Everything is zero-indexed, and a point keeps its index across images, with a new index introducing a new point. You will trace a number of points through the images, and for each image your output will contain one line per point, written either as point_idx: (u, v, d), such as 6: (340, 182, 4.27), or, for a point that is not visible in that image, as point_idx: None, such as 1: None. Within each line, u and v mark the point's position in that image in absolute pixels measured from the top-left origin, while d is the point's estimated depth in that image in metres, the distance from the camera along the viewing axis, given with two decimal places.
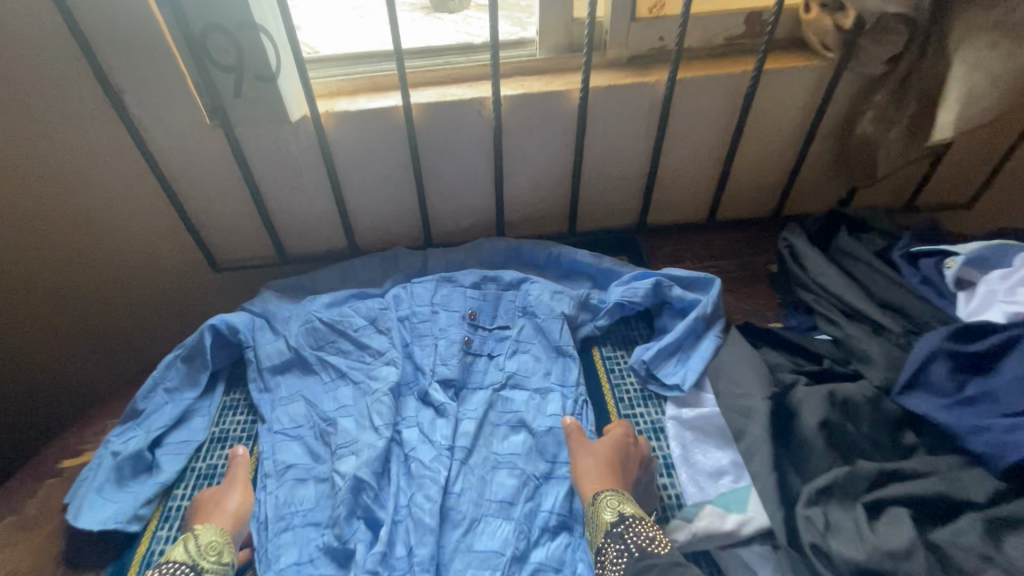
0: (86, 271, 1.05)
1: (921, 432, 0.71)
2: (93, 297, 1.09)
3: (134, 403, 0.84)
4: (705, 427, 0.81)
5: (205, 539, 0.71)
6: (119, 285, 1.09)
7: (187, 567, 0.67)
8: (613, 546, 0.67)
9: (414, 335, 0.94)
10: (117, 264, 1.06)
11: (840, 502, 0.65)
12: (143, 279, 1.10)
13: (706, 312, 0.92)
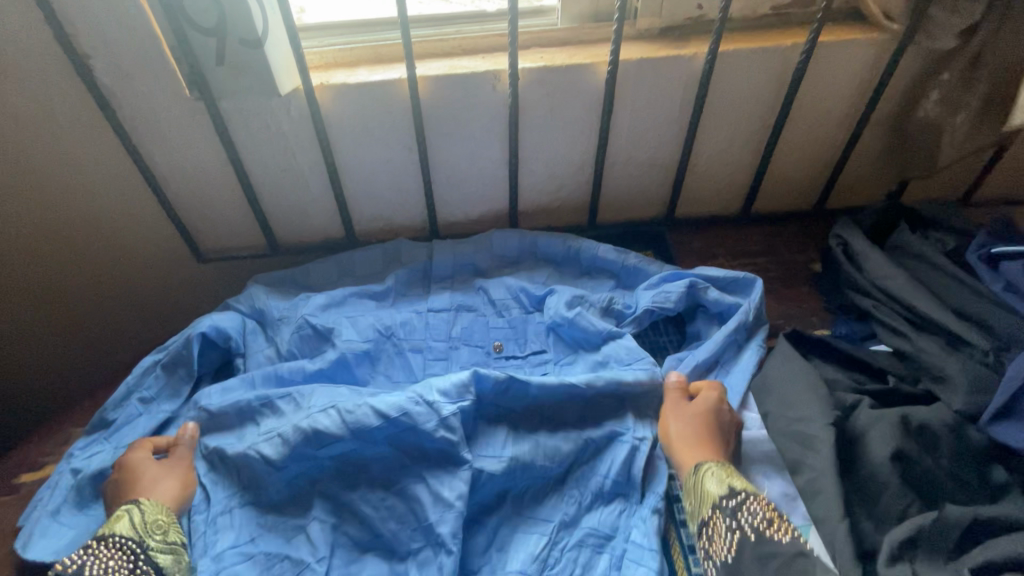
0: (56, 261, 0.95)
1: (1012, 467, 0.61)
2: (63, 290, 0.98)
3: (103, 412, 0.76)
4: (750, 453, 0.70)
5: (151, 517, 0.64)
6: (94, 276, 0.99)
7: (130, 547, 0.61)
8: (722, 522, 0.60)
9: (419, 348, 0.87)
10: (89, 255, 0.96)
11: (929, 558, 0.55)
12: (120, 271, 0.99)
13: (747, 320, 0.81)
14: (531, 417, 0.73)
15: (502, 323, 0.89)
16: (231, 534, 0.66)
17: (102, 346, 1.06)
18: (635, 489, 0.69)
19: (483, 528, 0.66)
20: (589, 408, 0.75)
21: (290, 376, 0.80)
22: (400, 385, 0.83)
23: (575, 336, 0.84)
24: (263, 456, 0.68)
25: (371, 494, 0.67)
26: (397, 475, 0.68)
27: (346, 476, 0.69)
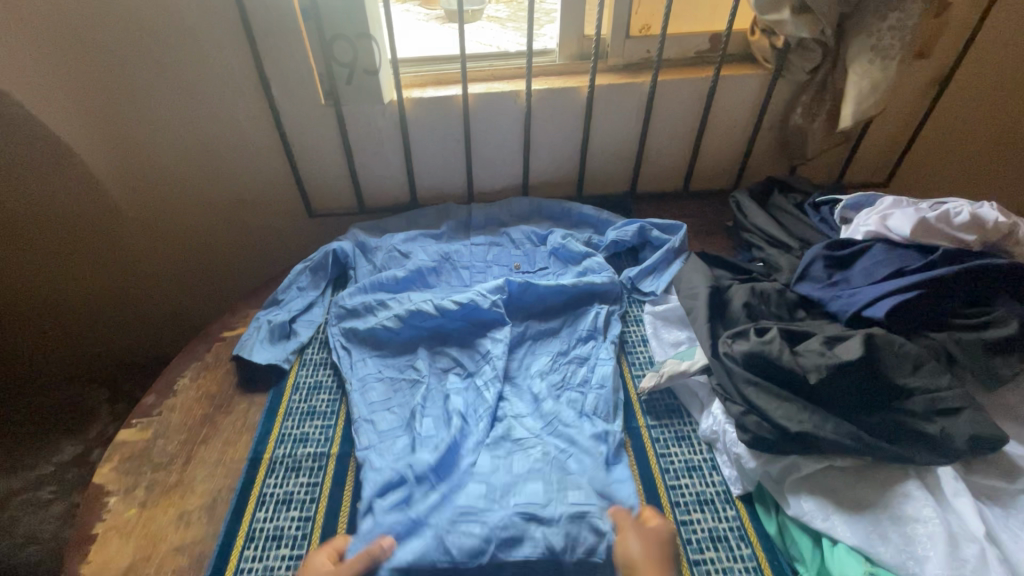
0: (225, 207, 1.44)
1: (809, 311, 1.05)
2: (231, 229, 1.48)
3: (276, 294, 1.21)
4: (671, 316, 1.17)
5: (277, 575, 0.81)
6: (245, 221, 1.47)
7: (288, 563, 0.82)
8: None
9: (468, 266, 1.33)
10: (244, 205, 1.44)
11: (744, 337, 0.92)
12: (260, 220, 1.48)
13: (675, 246, 1.29)
14: (544, 302, 1.21)
15: (519, 252, 1.37)
16: (365, 363, 1.09)
17: (243, 268, 1.57)
18: (603, 334, 1.15)
19: (519, 359, 1.11)
20: (574, 298, 1.22)
21: (388, 282, 1.24)
22: (456, 286, 1.29)
23: (568, 257, 1.32)
24: (388, 325, 1.12)
25: (453, 346, 1.12)
26: (468, 336, 1.13)
27: (436, 338, 1.14)
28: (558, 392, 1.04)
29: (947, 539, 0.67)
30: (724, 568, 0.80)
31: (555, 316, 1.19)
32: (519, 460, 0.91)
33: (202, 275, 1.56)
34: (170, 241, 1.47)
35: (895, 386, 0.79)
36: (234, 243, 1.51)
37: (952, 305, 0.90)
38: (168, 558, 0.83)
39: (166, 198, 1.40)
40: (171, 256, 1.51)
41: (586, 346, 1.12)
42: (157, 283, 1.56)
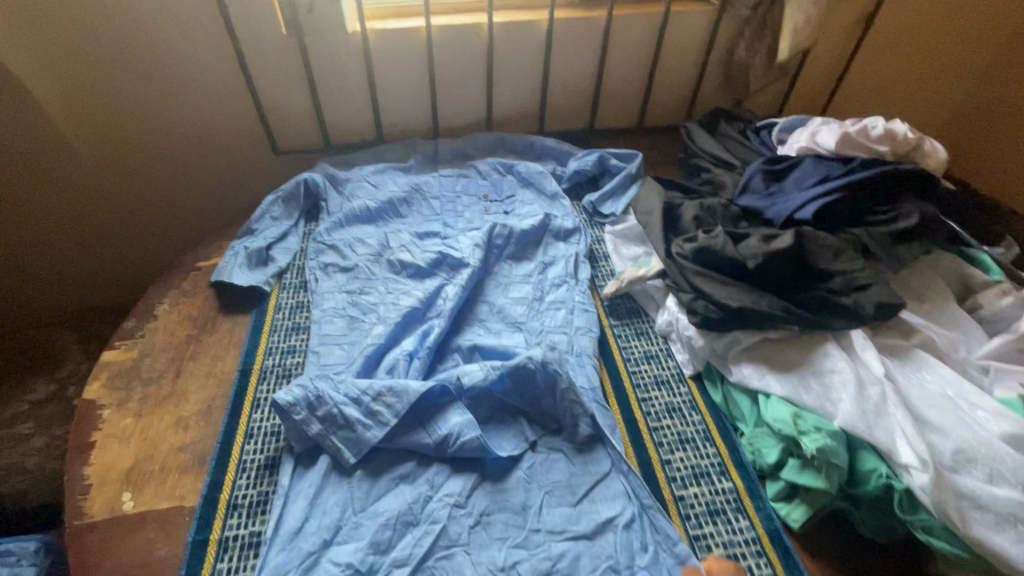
0: (186, 144, 1.41)
1: (751, 221, 1.17)
2: (195, 168, 1.46)
3: (250, 224, 1.22)
4: (629, 234, 1.27)
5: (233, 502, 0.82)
6: (208, 158, 1.45)
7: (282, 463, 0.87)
8: None
9: (439, 198, 1.38)
10: (205, 140, 1.42)
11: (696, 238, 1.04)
12: (223, 158, 1.47)
13: (632, 173, 1.38)
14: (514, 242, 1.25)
15: (487, 183, 1.43)
16: (331, 294, 1.11)
17: (203, 205, 1.54)
18: (574, 278, 1.18)
19: (496, 282, 1.18)
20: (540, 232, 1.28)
21: (361, 212, 1.28)
22: (428, 215, 1.34)
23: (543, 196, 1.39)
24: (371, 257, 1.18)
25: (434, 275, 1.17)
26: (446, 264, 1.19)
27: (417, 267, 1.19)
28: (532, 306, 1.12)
29: (855, 382, 0.81)
30: (678, 431, 0.93)
31: (529, 242, 1.26)
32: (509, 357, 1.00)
33: (162, 213, 1.53)
34: (126, 178, 1.44)
35: (819, 270, 0.93)
36: (193, 180, 1.48)
37: (868, 205, 1.04)
38: (170, 456, 0.87)
39: (120, 134, 1.36)
40: (128, 193, 1.47)
41: (559, 287, 1.16)
42: (119, 226, 1.52)
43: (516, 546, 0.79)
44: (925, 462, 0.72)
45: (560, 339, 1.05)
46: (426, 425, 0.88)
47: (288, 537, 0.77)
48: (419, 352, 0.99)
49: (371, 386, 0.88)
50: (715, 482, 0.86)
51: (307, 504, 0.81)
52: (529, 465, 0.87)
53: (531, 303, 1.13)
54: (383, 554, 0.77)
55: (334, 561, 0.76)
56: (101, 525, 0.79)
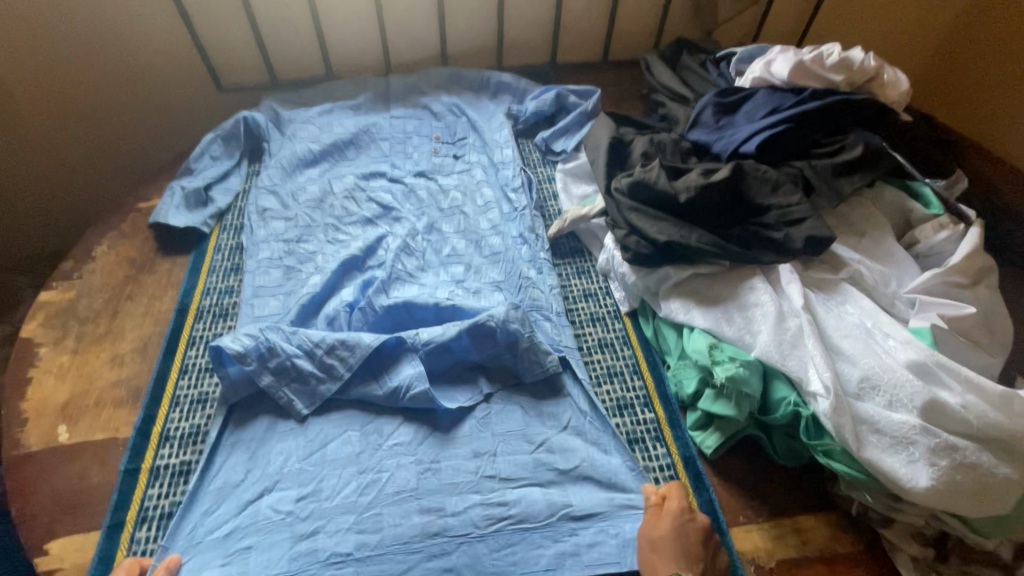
0: (120, 79, 1.33)
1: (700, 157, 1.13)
2: (131, 107, 1.38)
3: (188, 163, 1.20)
4: (579, 172, 1.24)
5: (180, 442, 0.84)
6: (143, 95, 1.37)
7: (208, 400, 0.88)
8: None
9: (391, 143, 1.33)
10: (137, 77, 1.35)
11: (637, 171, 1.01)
12: (161, 98, 1.40)
13: (588, 109, 1.33)
14: (463, 187, 1.22)
15: (440, 124, 1.37)
16: (266, 243, 1.09)
17: (138, 148, 1.44)
18: (521, 217, 1.15)
19: (444, 229, 1.14)
20: (491, 175, 1.24)
21: (306, 155, 1.25)
22: (376, 156, 1.30)
23: (487, 143, 1.30)
24: (312, 201, 1.17)
25: (380, 220, 1.14)
26: (389, 206, 1.17)
27: (355, 207, 1.17)
28: (475, 248, 1.10)
29: (775, 315, 0.82)
30: (607, 366, 0.94)
31: (479, 183, 1.22)
32: (439, 294, 1.00)
33: (94, 159, 1.40)
34: (47, 121, 1.31)
35: (755, 205, 0.91)
36: (128, 120, 1.39)
37: (814, 137, 1.01)
38: (105, 391, 0.89)
39: (35, 67, 1.24)
40: (52, 137, 1.33)
41: (502, 234, 1.12)
42: (38, 174, 1.36)
43: (467, 492, 0.79)
44: (829, 390, 0.73)
45: (510, 288, 1.03)
46: (379, 377, 0.87)
47: (228, 488, 0.78)
48: (368, 307, 0.95)
49: (324, 339, 0.87)
50: (637, 413, 0.88)
51: (250, 455, 0.82)
52: (484, 419, 0.86)
53: (476, 250, 1.10)
54: (325, 500, 0.78)
55: (276, 509, 0.77)
56: (36, 455, 0.81)
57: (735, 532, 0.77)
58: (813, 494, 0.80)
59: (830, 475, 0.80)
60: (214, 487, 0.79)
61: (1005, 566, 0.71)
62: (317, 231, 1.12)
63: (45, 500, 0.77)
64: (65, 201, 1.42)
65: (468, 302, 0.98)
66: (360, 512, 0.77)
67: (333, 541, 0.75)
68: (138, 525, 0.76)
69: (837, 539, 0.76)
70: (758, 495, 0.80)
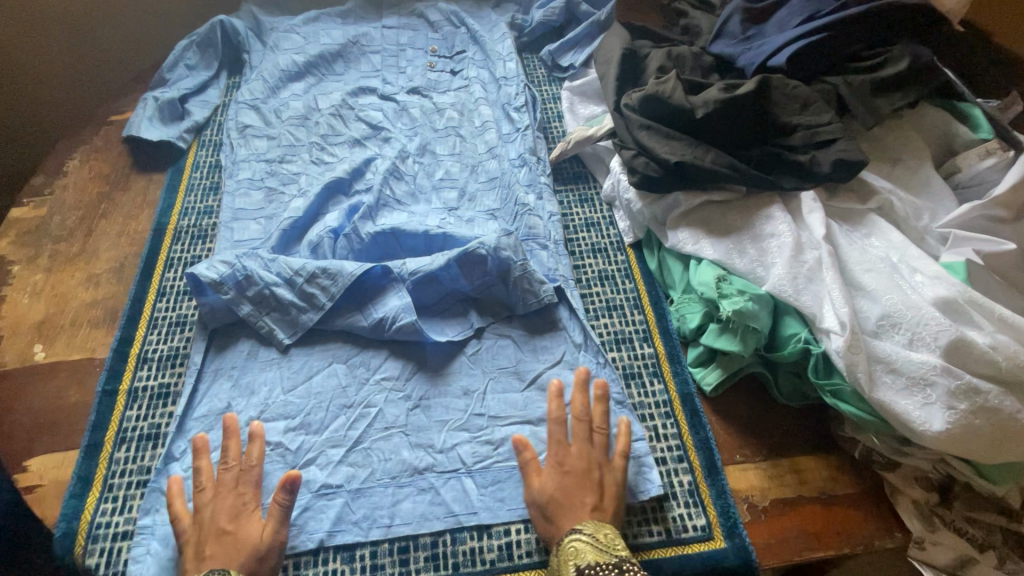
0: None
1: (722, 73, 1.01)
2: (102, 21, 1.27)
3: (162, 73, 1.10)
4: (587, 90, 1.13)
5: (158, 367, 0.81)
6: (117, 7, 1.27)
7: (187, 322, 0.85)
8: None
9: (384, 56, 1.20)
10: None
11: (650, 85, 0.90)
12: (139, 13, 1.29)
13: (600, 18, 1.19)
14: (459, 106, 1.12)
15: (437, 35, 1.24)
16: (246, 163, 1.01)
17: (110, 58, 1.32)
18: (523, 143, 1.05)
19: (437, 152, 1.05)
20: (491, 94, 1.13)
21: (289, 68, 1.14)
22: (366, 69, 1.18)
23: (489, 55, 1.18)
24: (296, 117, 1.08)
25: (369, 140, 1.06)
26: (378, 125, 1.08)
27: (343, 126, 1.08)
28: (470, 174, 1.02)
29: (792, 246, 0.75)
30: (606, 299, 0.89)
31: (478, 102, 1.11)
32: (430, 221, 0.92)
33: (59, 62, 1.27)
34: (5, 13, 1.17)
35: (780, 124, 0.82)
36: (99, 21, 1.27)
37: (854, 48, 0.88)
38: (81, 311, 0.86)
39: None
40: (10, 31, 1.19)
41: (498, 158, 1.03)
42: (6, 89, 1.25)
43: (456, 429, 0.76)
44: (844, 326, 0.67)
45: (507, 215, 0.95)
46: (364, 308, 0.82)
47: (213, 416, 0.76)
48: (355, 233, 0.90)
49: (304, 267, 0.82)
50: (636, 348, 0.84)
51: (232, 384, 0.78)
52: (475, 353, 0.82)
53: (472, 174, 1.02)
54: (315, 433, 0.75)
55: (263, 440, 0.74)
56: (12, 373, 0.79)
57: (730, 470, 0.74)
58: (817, 435, 0.77)
59: (836, 417, 0.76)
60: (198, 416, 0.76)
61: (1014, 513, 0.67)
62: (300, 151, 1.03)
63: (23, 418, 0.76)
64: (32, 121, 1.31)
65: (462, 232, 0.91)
66: (347, 444, 0.74)
67: (321, 473, 0.72)
68: (117, 446, 0.74)
69: (836, 481, 0.73)
70: (758, 434, 0.77)
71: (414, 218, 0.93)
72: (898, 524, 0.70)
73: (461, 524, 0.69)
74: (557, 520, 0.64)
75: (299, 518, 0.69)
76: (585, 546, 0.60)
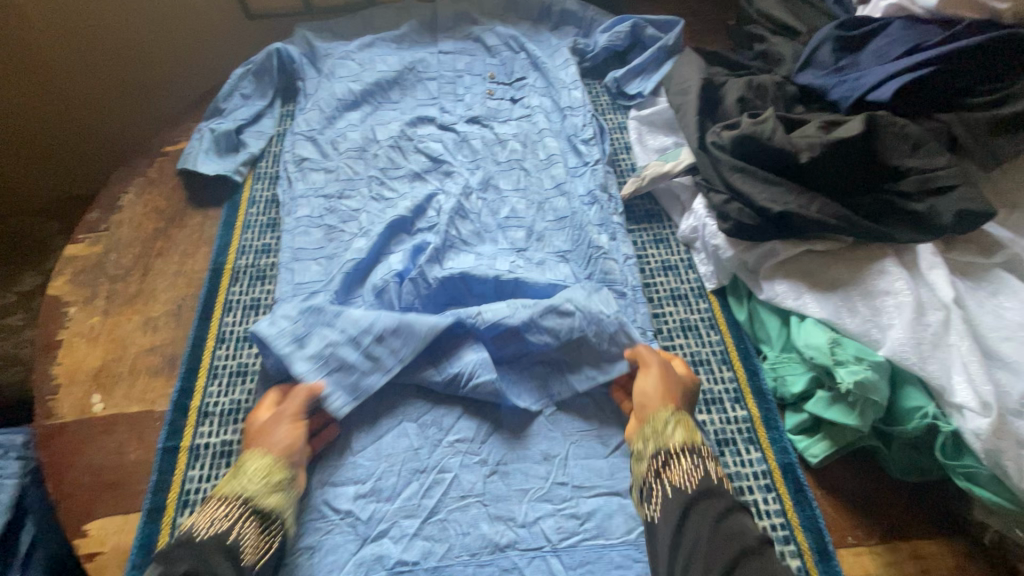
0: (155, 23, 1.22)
1: (809, 105, 0.94)
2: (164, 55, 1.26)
3: (217, 103, 1.07)
4: (656, 120, 1.07)
5: (218, 424, 0.76)
6: (176, 41, 1.25)
7: (249, 372, 0.81)
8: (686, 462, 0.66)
9: (441, 84, 1.16)
10: (175, 19, 1.22)
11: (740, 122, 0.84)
12: (201, 48, 1.28)
13: (668, 44, 1.13)
14: (522, 138, 1.06)
15: (495, 61, 1.20)
16: (304, 199, 0.97)
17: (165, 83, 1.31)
18: (592, 177, 0.99)
19: (501, 188, 1.00)
20: (554, 125, 1.08)
21: (345, 97, 1.10)
22: (423, 98, 1.14)
23: (552, 83, 1.13)
24: (354, 149, 1.04)
25: (431, 174, 1.01)
26: (440, 158, 1.03)
27: (403, 159, 1.03)
28: (538, 211, 0.96)
29: (914, 307, 0.68)
30: (690, 352, 0.82)
31: (542, 133, 1.06)
32: (499, 264, 0.87)
33: (116, 90, 1.27)
34: (66, 42, 1.18)
35: (890, 168, 0.75)
36: (151, 46, 1.24)
37: (969, 82, 0.81)
38: (140, 358, 0.82)
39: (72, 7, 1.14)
40: (75, 64, 1.21)
41: (567, 194, 0.98)
42: (76, 123, 1.28)
43: (538, 500, 0.70)
44: (987, 406, 0.60)
45: (579, 258, 0.90)
46: (436, 362, 0.77)
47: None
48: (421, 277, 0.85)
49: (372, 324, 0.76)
50: (727, 410, 0.77)
51: None
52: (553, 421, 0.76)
53: (540, 212, 0.96)
54: (387, 501, 0.70)
55: (333, 507, 0.69)
56: (70, 427, 0.76)
57: (843, 554, 0.67)
58: (938, 515, 0.69)
59: (961, 496, 0.68)
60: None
61: None
62: (358, 187, 0.99)
63: (83, 477, 0.72)
64: (98, 151, 1.34)
65: (534, 279, 0.85)
66: (421, 511, 0.69)
67: (396, 548, 0.67)
68: (180, 510, 0.70)
69: (966, 569, 0.66)
70: (870, 512, 0.69)
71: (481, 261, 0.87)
72: None
73: None
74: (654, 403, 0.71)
75: None
76: (682, 429, 0.69)
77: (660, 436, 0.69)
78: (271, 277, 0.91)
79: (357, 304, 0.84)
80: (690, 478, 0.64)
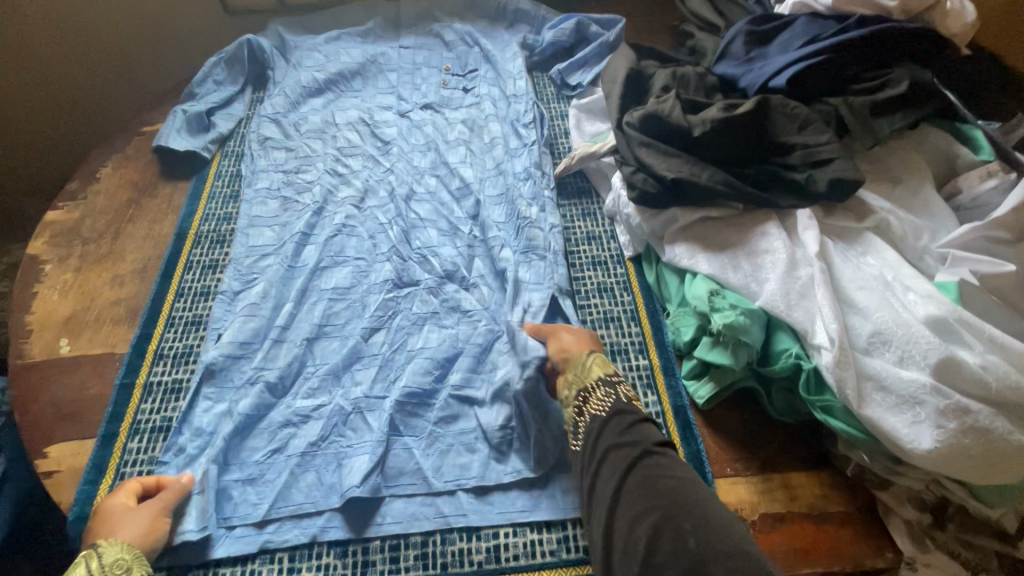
0: (137, 15, 1.33)
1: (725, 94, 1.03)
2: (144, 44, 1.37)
3: (191, 87, 1.17)
4: (593, 108, 1.16)
5: (166, 366, 0.85)
6: (156, 32, 1.37)
7: (197, 321, 0.90)
8: (602, 389, 0.72)
9: (400, 74, 1.25)
10: (156, 12, 1.34)
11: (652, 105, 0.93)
12: (178, 38, 1.39)
13: (609, 40, 1.23)
14: (471, 124, 1.15)
15: (451, 55, 1.29)
16: (264, 174, 1.06)
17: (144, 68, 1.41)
18: (529, 156, 1.08)
19: (446, 166, 1.08)
20: (501, 112, 1.17)
21: (309, 86, 1.20)
22: (382, 88, 1.23)
23: (501, 75, 1.23)
24: (313, 131, 1.13)
25: (384, 156, 1.10)
26: (390, 141, 1.12)
27: (359, 141, 1.12)
28: (480, 187, 1.04)
29: (786, 263, 0.76)
30: (604, 310, 0.91)
31: (490, 120, 1.15)
32: (440, 240, 0.97)
33: (96, 76, 1.37)
34: (50, 24, 1.26)
35: (777, 143, 0.83)
36: (129, 35, 1.35)
37: (855, 70, 0.90)
38: (106, 309, 0.91)
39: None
40: (58, 50, 1.30)
41: (506, 174, 1.05)
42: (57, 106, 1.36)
43: (450, 432, 0.78)
44: (835, 342, 0.68)
45: (515, 234, 0.96)
46: (375, 326, 0.87)
47: (243, 385, 0.80)
48: (373, 265, 0.94)
49: (331, 312, 0.88)
50: (631, 359, 0.85)
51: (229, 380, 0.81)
52: (462, 383, 0.81)
53: (483, 187, 1.04)
54: (314, 432, 0.77)
55: (266, 438, 0.77)
56: (39, 364, 0.84)
57: (721, 483, 0.74)
58: (810, 450, 0.77)
59: (829, 433, 0.76)
60: (235, 387, 0.81)
61: (1006, 535, 0.66)
62: (314, 165, 1.08)
63: (46, 409, 0.80)
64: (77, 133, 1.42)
65: (476, 265, 0.93)
66: (339, 444, 0.77)
67: (317, 472, 0.75)
68: (131, 437, 0.79)
69: (828, 497, 0.73)
70: (749, 447, 0.77)
71: (428, 249, 0.96)
72: (890, 543, 0.69)
73: (450, 525, 0.72)
74: (574, 348, 0.78)
75: (296, 512, 0.72)
76: (598, 362, 0.75)
77: (582, 377, 0.74)
78: (228, 241, 1.00)
79: (303, 267, 0.93)
80: (604, 403, 0.70)
